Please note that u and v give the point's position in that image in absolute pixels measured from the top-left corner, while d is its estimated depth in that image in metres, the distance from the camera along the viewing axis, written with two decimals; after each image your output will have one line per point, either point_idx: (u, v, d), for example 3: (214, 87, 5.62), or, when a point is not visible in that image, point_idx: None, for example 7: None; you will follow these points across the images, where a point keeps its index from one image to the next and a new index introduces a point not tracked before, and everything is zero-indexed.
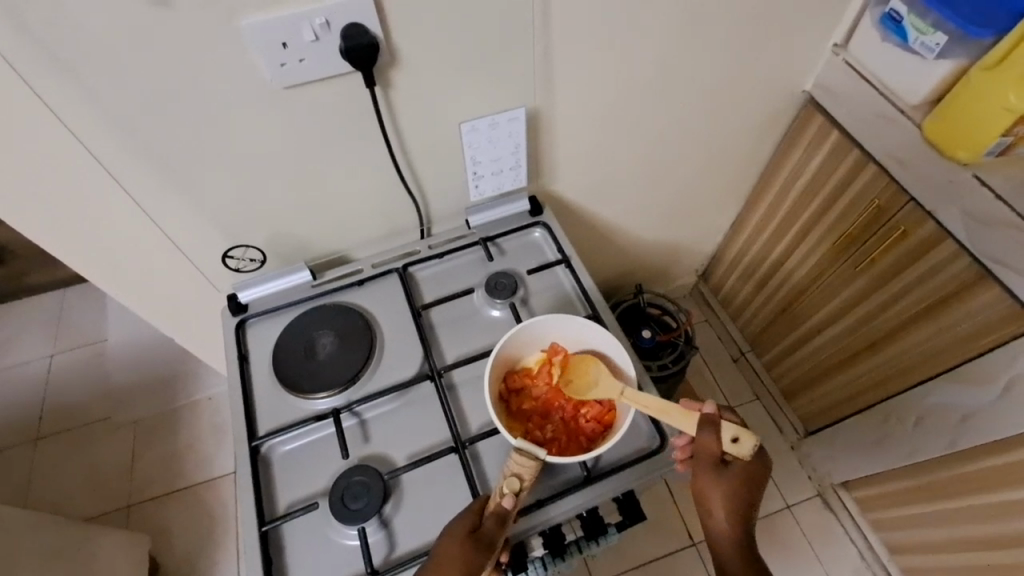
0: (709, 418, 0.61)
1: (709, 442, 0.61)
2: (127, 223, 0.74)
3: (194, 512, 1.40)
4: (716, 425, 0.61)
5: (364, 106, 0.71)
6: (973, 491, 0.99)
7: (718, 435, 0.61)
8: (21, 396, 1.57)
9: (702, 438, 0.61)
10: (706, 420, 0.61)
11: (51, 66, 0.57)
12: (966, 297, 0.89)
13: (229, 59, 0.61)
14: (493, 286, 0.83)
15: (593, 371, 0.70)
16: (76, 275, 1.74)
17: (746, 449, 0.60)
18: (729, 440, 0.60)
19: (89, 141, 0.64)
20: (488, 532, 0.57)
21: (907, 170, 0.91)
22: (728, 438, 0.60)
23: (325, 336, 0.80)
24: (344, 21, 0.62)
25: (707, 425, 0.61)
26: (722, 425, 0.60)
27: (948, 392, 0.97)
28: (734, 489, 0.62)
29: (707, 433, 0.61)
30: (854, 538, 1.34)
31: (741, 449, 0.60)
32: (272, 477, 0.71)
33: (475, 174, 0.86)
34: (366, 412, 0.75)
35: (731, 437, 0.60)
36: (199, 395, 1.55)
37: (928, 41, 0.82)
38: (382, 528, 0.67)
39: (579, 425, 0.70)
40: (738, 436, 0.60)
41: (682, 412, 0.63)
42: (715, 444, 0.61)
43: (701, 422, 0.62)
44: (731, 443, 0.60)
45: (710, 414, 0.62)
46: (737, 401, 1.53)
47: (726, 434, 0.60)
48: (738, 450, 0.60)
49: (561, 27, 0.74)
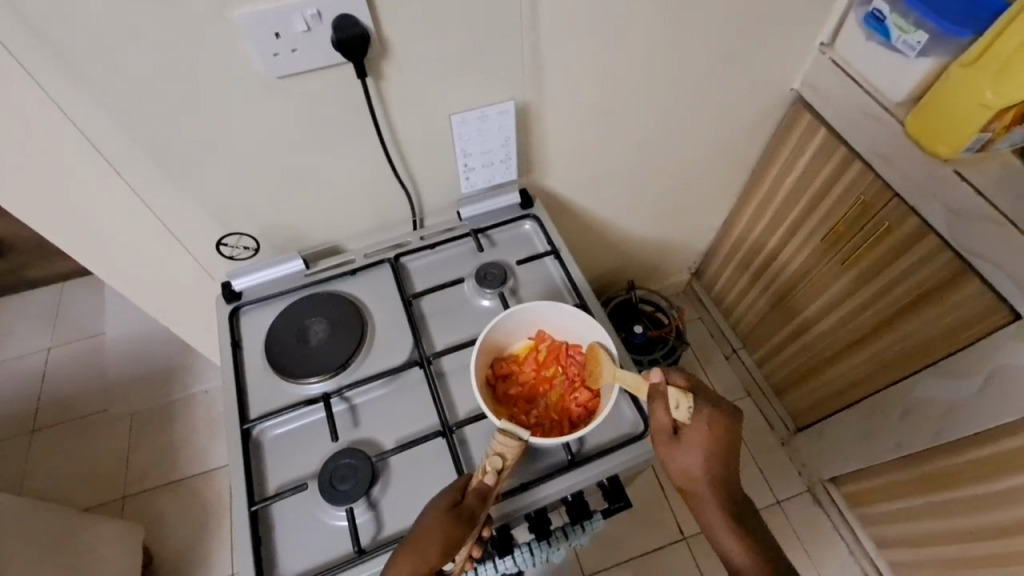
0: (652, 390, 0.62)
1: (659, 415, 0.62)
2: (124, 210, 0.76)
3: (188, 504, 1.41)
4: (661, 396, 0.62)
5: (357, 97, 0.73)
6: (957, 484, 1.00)
7: (662, 406, 0.62)
8: (18, 387, 1.58)
9: (651, 411, 0.63)
10: (654, 393, 0.62)
11: (49, 52, 0.58)
12: (948, 291, 0.90)
13: (223, 48, 0.63)
14: (482, 276, 0.84)
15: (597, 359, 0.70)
16: (75, 269, 1.75)
17: (684, 413, 0.61)
18: (672, 408, 0.61)
19: (85, 128, 0.66)
20: (468, 507, 0.58)
21: (890, 166, 0.93)
22: (671, 408, 0.61)
23: (317, 323, 0.81)
24: (335, 13, 0.63)
25: (654, 397, 0.62)
26: (664, 393, 0.62)
27: (931, 386, 0.99)
28: (698, 456, 0.62)
29: (653, 407, 0.62)
30: (843, 534, 1.35)
31: (682, 414, 0.61)
32: (262, 460, 0.72)
33: (466, 166, 0.87)
34: (356, 398, 0.76)
35: (673, 404, 0.61)
36: (196, 389, 1.56)
37: (911, 40, 0.84)
38: (370, 509, 0.68)
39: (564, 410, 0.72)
40: (680, 402, 0.61)
41: (637, 387, 0.64)
42: (662, 416, 0.62)
43: (649, 394, 0.63)
44: (673, 411, 0.61)
45: (653, 384, 0.62)
46: (729, 398, 1.54)
47: (668, 403, 0.62)
48: (681, 415, 0.61)
49: (550, 23, 0.76)
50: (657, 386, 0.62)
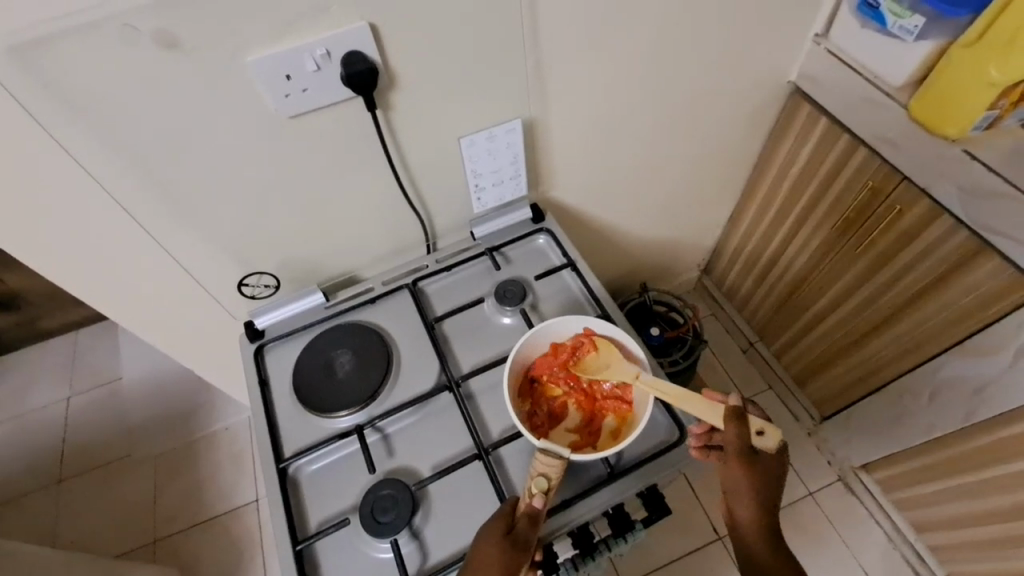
0: (738, 410, 0.61)
1: (741, 438, 0.61)
2: (145, 259, 0.77)
3: (220, 542, 1.41)
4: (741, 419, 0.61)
5: (367, 129, 0.73)
6: (995, 462, 0.99)
7: (748, 426, 0.61)
8: (42, 439, 1.59)
9: (731, 436, 0.61)
10: (734, 415, 0.61)
11: (67, 113, 0.59)
12: (967, 270, 0.90)
13: (236, 93, 0.64)
14: (502, 294, 0.84)
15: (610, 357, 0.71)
16: (88, 316, 1.76)
17: (771, 441, 0.61)
18: (756, 434, 0.61)
19: (106, 183, 0.66)
20: (522, 532, 0.59)
21: (896, 151, 0.93)
22: (756, 432, 0.61)
23: (342, 355, 0.81)
24: (344, 50, 0.64)
25: (734, 420, 0.61)
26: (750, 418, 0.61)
27: (958, 365, 0.98)
28: (764, 481, 0.63)
29: (733, 429, 0.61)
30: (879, 520, 1.34)
31: (768, 442, 0.61)
32: (301, 497, 0.73)
33: (477, 186, 0.88)
34: (388, 427, 0.76)
35: (758, 429, 0.61)
36: (218, 426, 1.56)
37: (906, 25, 0.84)
38: (413, 539, 0.68)
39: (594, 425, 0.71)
40: (764, 431, 0.61)
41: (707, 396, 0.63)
42: (744, 438, 0.61)
43: (728, 416, 0.62)
44: (757, 436, 0.61)
45: (739, 407, 0.62)
46: (750, 391, 1.54)
47: (753, 427, 0.61)
48: (765, 442, 0.61)
49: (550, 40, 0.77)
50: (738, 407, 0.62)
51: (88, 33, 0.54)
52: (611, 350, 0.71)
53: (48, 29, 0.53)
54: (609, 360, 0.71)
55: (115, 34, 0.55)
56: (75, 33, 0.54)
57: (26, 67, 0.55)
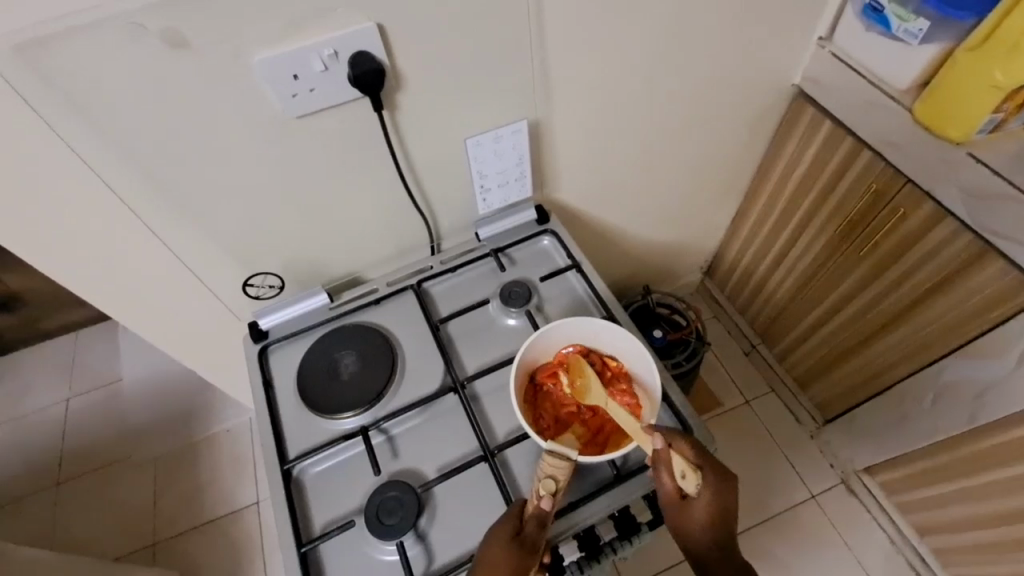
0: (660, 453, 0.60)
1: (663, 478, 0.60)
2: (150, 259, 0.76)
3: (220, 544, 1.40)
4: (664, 460, 0.60)
5: (372, 129, 0.73)
6: (998, 465, 0.98)
7: (669, 468, 0.60)
8: (41, 440, 1.58)
9: (658, 476, 0.61)
10: (657, 455, 0.61)
11: (73, 112, 0.59)
12: (971, 272, 0.90)
13: (243, 93, 0.63)
14: (507, 296, 0.84)
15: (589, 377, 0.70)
16: (89, 316, 1.76)
17: (694, 484, 0.59)
18: (678, 476, 0.60)
19: (112, 182, 0.66)
20: (530, 534, 0.59)
21: (900, 153, 0.93)
22: (677, 475, 0.60)
23: (347, 356, 0.81)
24: (351, 51, 0.64)
25: (658, 460, 0.61)
26: (670, 459, 0.60)
27: (962, 368, 0.98)
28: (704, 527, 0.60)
29: (660, 469, 0.61)
30: (881, 523, 1.33)
31: (691, 485, 0.59)
32: (306, 499, 0.72)
33: (482, 187, 0.88)
34: (393, 428, 0.76)
35: (679, 472, 0.60)
36: (219, 428, 1.55)
37: (911, 28, 0.84)
38: (419, 541, 0.67)
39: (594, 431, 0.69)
40: (685, 472, 0.60)
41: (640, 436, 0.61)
42: (667, 480, 0.60)
43: (653, 457, 0.61)
44: (680, 478, 0.60)
45: (660, 450, 0.60)
46: (753, 394, 1.53)
47: (675, 469, 0.60)
48: (690, 486, 0.59)
49: (556, 41, 0.77)
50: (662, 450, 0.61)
51: (95, 31, 0.54)
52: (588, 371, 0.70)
53: (55, 28, 0.53)
54: (591, 383, 0.70)
55: (122, 33, 0.55)
56: (82, 32, 0.54)
57: (32, 66, 0.55)
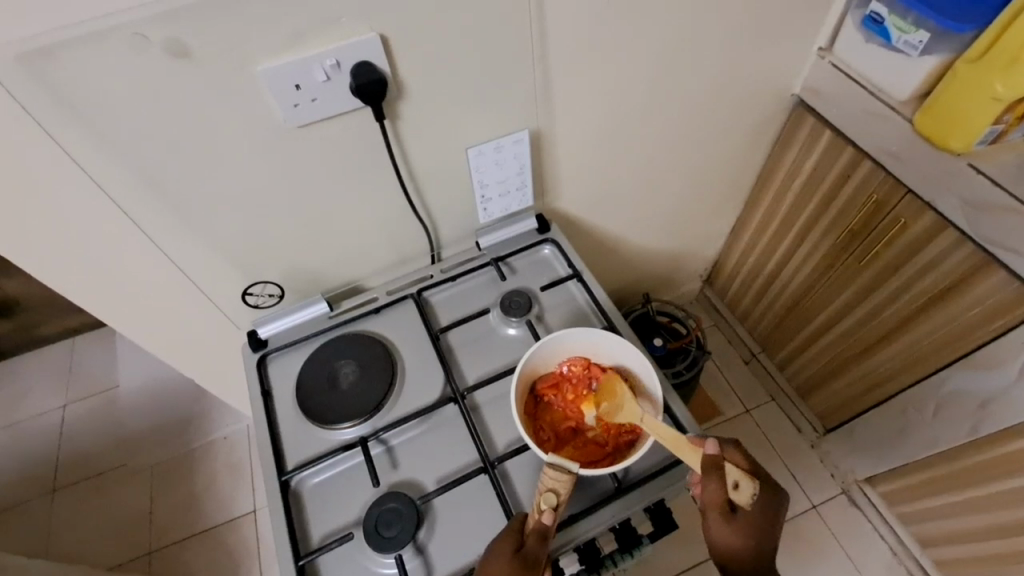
0: (715, 462, 0.59)
1: (715, 488, 0.58)
2: (149, 268, 0.76)
3: (215, 554, 1.39)
4: (720, 469, 0.58)
5: (374, 138, 0.73)
6: (1001, 477, 0.98)
7: (723, 479, 0.58)
8: (37, 447, 1.57)
9: (708, 485, 0.58)
10: (712, 464, 0.58)
11: (75, 121, 0.59)
12: (973, 283, 0.89)
13: (245, 102, 0.63)
14: (507, 305, 0.84)
15: (620, 392, 0.70)
16: (87, 322, 1.75)
17: (746, 494, 0.58)
18: (731, 487, 0.58)
19: (112, 191, 0.66)
20: (531, 550, 0.58)
21: (900, 164, 0.93)
22: (730, 485, 0.58)
23: (347, 365, 0.81)
24: (354, 61, 0.64)
25: (713, 469, 0.58)
26: (727, 468, 0.58)
27: (964, 379, 0.97)
28: (747, 535, 0.59)
29: (713, 479, 0.58)
30: (883, 534, 1.33)
31: (743, 495, 0.58)
32: (304, 512, 0.71)
33: (483, 197, 0.88)
34: (392, 439, 0.75)
35: (733, 482, 0.58)
36: (216, 435, 1.54)
37: (911, 40, 0.85)
38: (418, 554, 0.67)
39: (598, 446, 0.69)
40: (740, 482, 0.59)
41: (688, 447, 0.60)
42: (719, 490, 0.58)
43: (707, 466, 0.59)
44: (733, 489, 0.58)
45: (715, 457, 0.59)
46: (753, 403, 1.53)
47: (728, 479, 0.58)
48: (741, 496, 0.58)
49: (557, 52, 0.77)
50: (718, 457, 0.59)
51: (99, 42, 0.54)
52: (626, 391, 0.69)
53: (58, 37, 0.53)
54: (626, 400, 0.68)
55: (125, 42, 0.55)
56: (86, 42, 0.54)
57: (35, 76, 0.54)
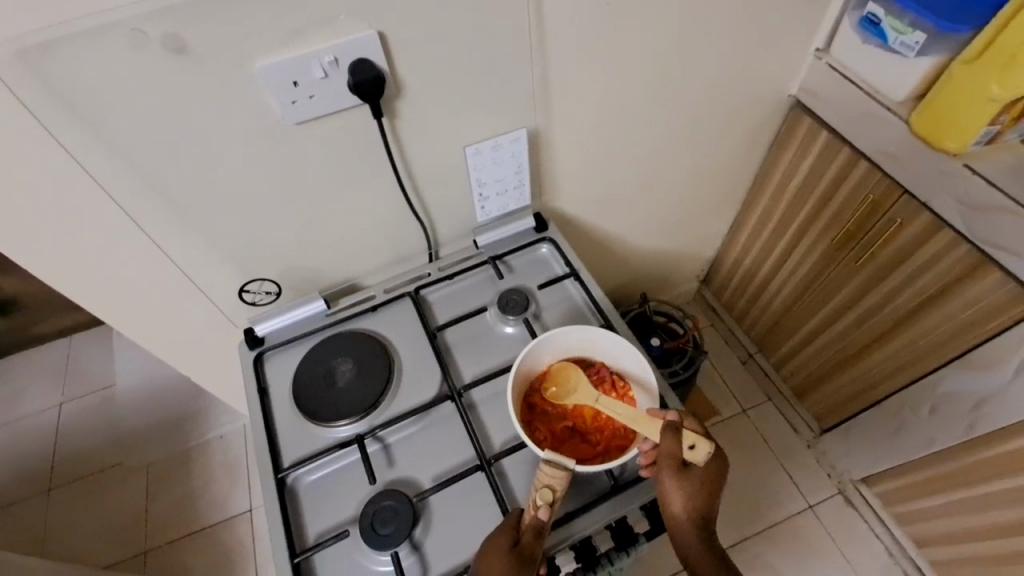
0: (671, 424, 0.63)
1: (670, 445, 0.62)
2: (147, 265, 0.76)
3: (211, 554, 1.38)
4: (677, 430, 0.62)
5: (372, 136, 0.73)
6: (996, 477, 0.98)
7: (679, 438, 0.62)
8: (33, 446, 1.56)
9: (663, 440, 0.62)
10: (669, 424, 0.63)
11: (72, 118, 0.59)
12: (968, 283, 0.90)
13: (243, 99, 0.63)
14: (505, 303, 0.84)
15: (573, 377, 0.72)
16: (83, 321, 1.75)
17: (701, 455, 0.61)
18: (687, 446, 0.62)
19: (109, 187, 0.66)
20: (527, 545, 0.58)
21: (897, 164, 0.94)
22: (686, 445, 0.62)
23: (343, 363, 0.81)
24: (352, 57, 0.64)
25: (670, 428, 0.63)
26: (683, 429, 0.62)
27: (959, 379, 0.98)
28: (694, 492, 0.63)
29: (669, 436, 0.62)
30: (879, 534, 1.33)
31: (698, 455, 0.62)
32: (299, 509, 0.71)
33: (480, 196, 0.88)
34: (389, 437, 0.75)
35: (688, 442, 0.62)
36: (212, 434, 1.54)
37: (907, 41, 0.85)
38: (413, 552, 0.67)
39: (588, 442, 0.70)
40: (695, 443, 0.62)
41: (645, 419, 0.64)
42: (674, 448, 0.62)
43: (664, 426, 0.63)
44: (688, 449, 0.62)
45: (672, 420, 0.63)
46: (750, 403, 1.53)
47: (684, 440, 0.62)
48: (695, 456, 0.62)
49: (556, 51, 0.77)
50: (676, 420, 0.63)
51: (97, 38, 0.54)
52: (578, 372, 0.72)
53: (58, 34, 0.53)
54: (578, 383, 0.71)
55: (123, 38, 0.55)
56: (84, 38, 0.54)
57: (33, 71, 0.54)
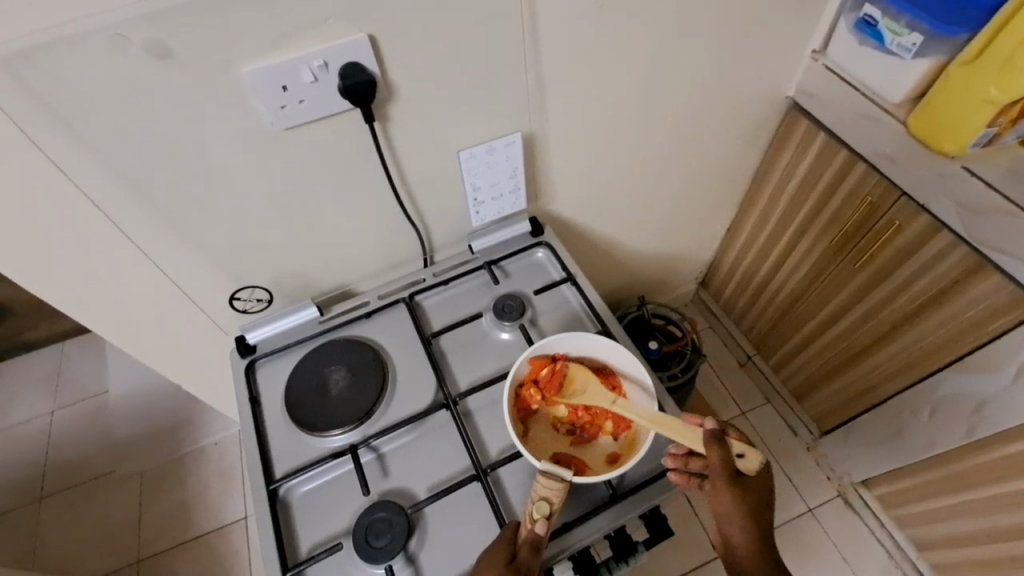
0: (716, 434, 0.60)
1: (723, 458, 0.59)
2: (135, 272, 0.74)
3: (205, 563, 1.36)
4: (722, 441, 0.59)
5: (363, 141, 0.72)
6: (996, 480, 0.97)
7: (726, 449, 0.60)
8: (23, 455, 1.54)
9: (711, 454, 0.59)
10: (714, 435, 0.60)
11: (54, 124, 0.57)
12: (968, 285, 0.89)
13: (231, 104, 0.62)
14: (501, 309, 0.83)
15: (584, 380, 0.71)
16: (75, 328, 1.73)
17: (752, 464, 0.61)
18: (738, 456, 0.60)
19: (94, 194, 0.64)
20: (524, 560, 0.57)
21: (894, 166, 0.93)
22: (738, 454, 0.60)
23: (337, 371, 0.79)
24: (342, 62, 0.63)
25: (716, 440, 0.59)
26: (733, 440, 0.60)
27: (959, 383, 0.97)
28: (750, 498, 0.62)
29: (717, 450, 0.59)
30: (880, 538, 1.32)
31: (750, 463, 0.61)
32: (292, 520, 0.70)
33: (475, 200, 0.87)
34: (383, 446, 0.74)
35: (740, 452, 0.60)
36: (206, 441, 1.52)
37: (904, 42, 0.84)
38: (408, 564, 0.66)
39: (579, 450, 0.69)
40: (746, 452, 0.61)
41: (689, 430, 0.61)
42: (727, 460, 0.59)
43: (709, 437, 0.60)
44: (740, 458, 0.60)
45: (715, 429, 0.60)
46: (748, 406, 1.52)
47: (734, 450, 0.60)
48: (748, 464, 0.61)
49: (550, 55, 0.76)
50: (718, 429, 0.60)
51: (78, 44, 0.53)
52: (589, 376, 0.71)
53: (41, 39, 0.51)
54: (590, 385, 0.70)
55: (106, 43, 0.53)
56: (66, 42, 0.52)
57: (13, 78, 0.53)
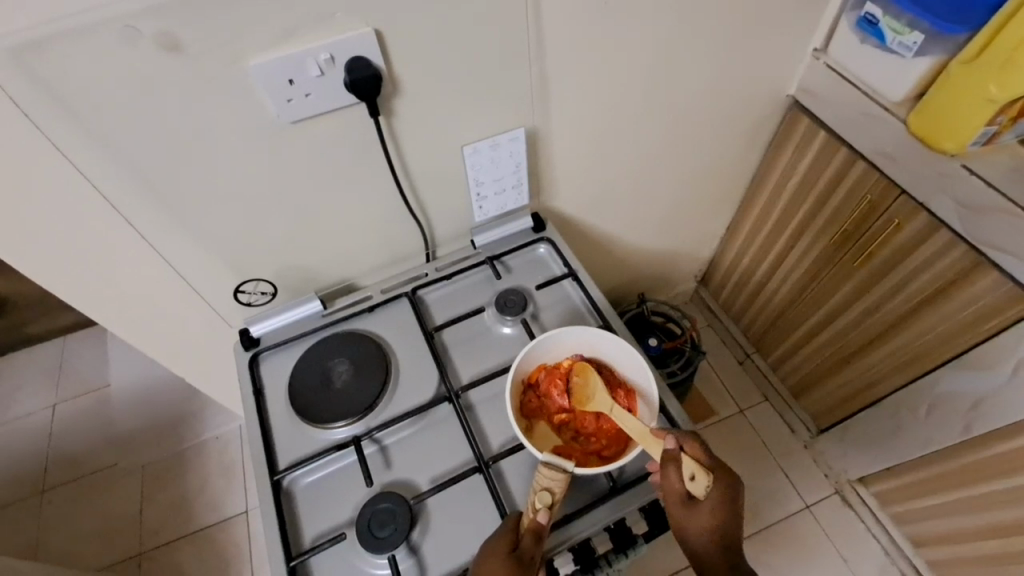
0: (670, 453, 0.60)
1: (672, 479, 0.60)
2: (141, 264, 0.75)
3: (206, 556, 1.37)
4: (675, 462, 0.60)
5: (367, 135, 0.73)
6: (991, 476, 0.98)
7: (679, 469, 0.60)
8: (25, 448, 1.54)
9: (665, 475, 0.60)
10: (669, 455, 0.60)
11: (63, 115, 0.58)
12: (966, 283, 0.90)
13: (237, 97, 0.63)
14: (503, 304, 0.84)
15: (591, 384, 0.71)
16: (77, 321, 1.73)
17: (701, 487, 0.60)
18: (687, 478, 0.60)
19: (102, 186, 0.65)
20: (526, 549, 0.58)
21: (893, 165, 0.94)
22: (686, 476, 0.60)
23: (340, 364, 0.80)
24: (348, 56, 0.64)
25: (670, 460, 0.60)
26: (683, 460, 0.60)
27: (957, 380, 0.98)
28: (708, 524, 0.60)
29: (669, 470, 0.60)
30: (876, 534, 1.33)
31: (698, 487, 0.60)
32: (296, 511, 0.71)
33: (478, 196, 0.88)
34: (385, 438, 0.75)
35: (689, 474, 0.59)
36: (207, 435, 1.53)
37: (905, 41, 0.85)
38: (411, 554, 0.66)
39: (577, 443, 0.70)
40: (696, 474, 0.60)
41: (652, 439, 0.63)
42: (676, 481, 0.60)
43: (665, 456, 0.61)
44: (690, 481, 0.59)
45: (670, 448, 0.61)
46: (747, 403, 1.53)
47: (685, 471, 0.60)
48: (696, 487, 0.60)
49: (554, 51, 0.77)
50: (671, 450, 0.61)
51: (89, 36, 0.53)
52: (596, 381, 0.71)
53: (50, 30, 0.52)
54: (596, 390, 0.70)
55: (115, 35, 0.54)
56: (75, 34, 0.53)
57: (23, 69, 0.53)
